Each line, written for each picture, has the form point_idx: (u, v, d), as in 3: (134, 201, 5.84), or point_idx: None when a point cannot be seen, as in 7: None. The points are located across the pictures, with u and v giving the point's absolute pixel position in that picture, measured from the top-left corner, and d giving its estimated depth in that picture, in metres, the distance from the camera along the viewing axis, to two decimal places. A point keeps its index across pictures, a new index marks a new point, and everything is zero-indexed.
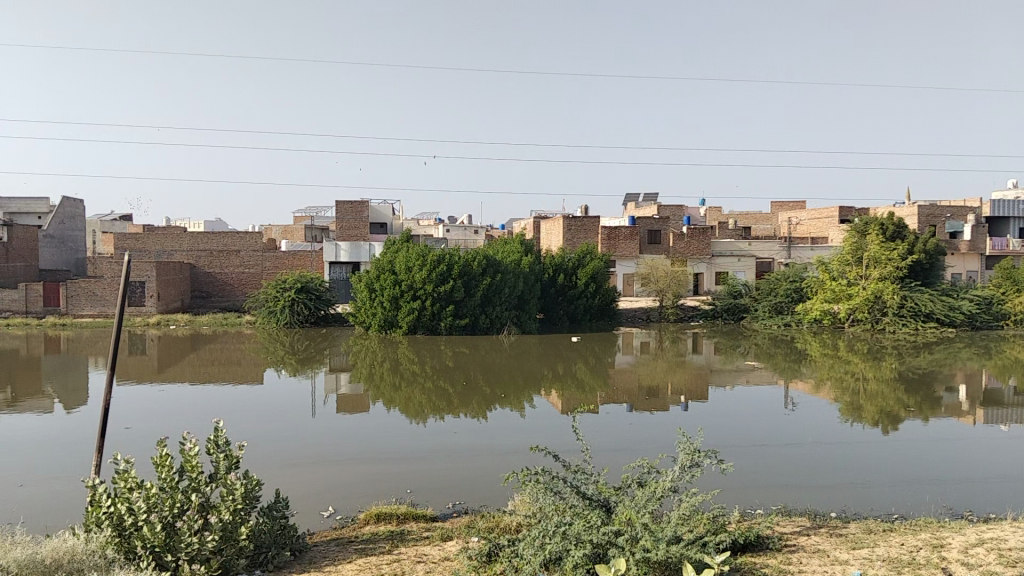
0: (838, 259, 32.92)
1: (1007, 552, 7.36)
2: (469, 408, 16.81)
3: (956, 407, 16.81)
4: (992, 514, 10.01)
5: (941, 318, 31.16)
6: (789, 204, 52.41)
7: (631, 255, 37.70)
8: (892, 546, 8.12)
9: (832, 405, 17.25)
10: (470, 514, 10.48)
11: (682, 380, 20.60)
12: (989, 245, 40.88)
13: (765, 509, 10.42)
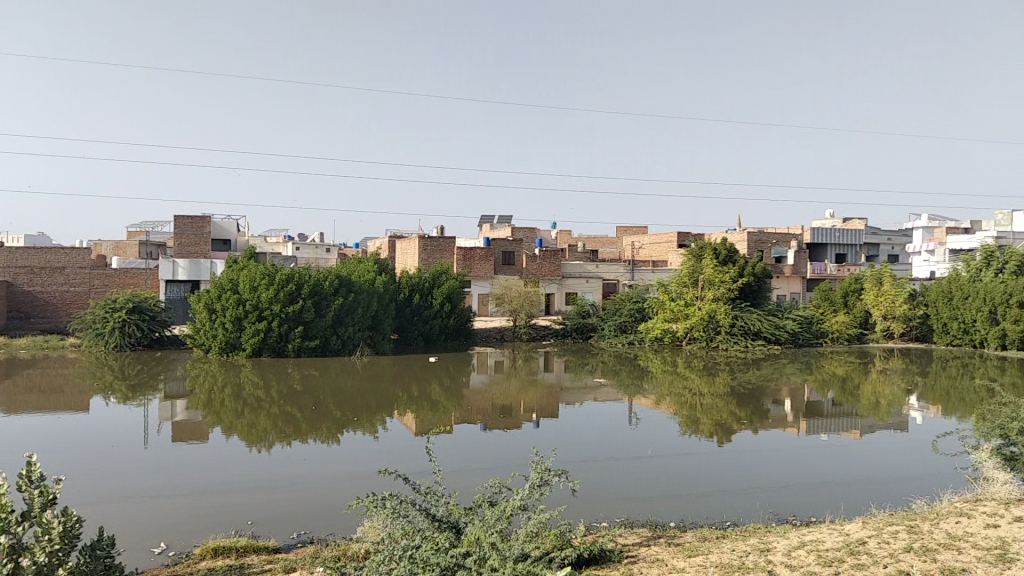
0: (677, 281, 34.73)
1: (824, 553, 7.88)
2: (318, 433, 16.26)
3: (782, 419, 18.10)
4: (812, 518, 10.82)
5: (768, 335, 33.66)
6: (634, 229, 54.96)
7: (485, 275, 38.08)
8: (723, 552, 8.56)
9: (672, 419, 18.09)
10: (316, 543, 10.09)
11: (533, 398, 20.94)
12: (809, 270, 44.59)
13: (609, 522, 10.74)
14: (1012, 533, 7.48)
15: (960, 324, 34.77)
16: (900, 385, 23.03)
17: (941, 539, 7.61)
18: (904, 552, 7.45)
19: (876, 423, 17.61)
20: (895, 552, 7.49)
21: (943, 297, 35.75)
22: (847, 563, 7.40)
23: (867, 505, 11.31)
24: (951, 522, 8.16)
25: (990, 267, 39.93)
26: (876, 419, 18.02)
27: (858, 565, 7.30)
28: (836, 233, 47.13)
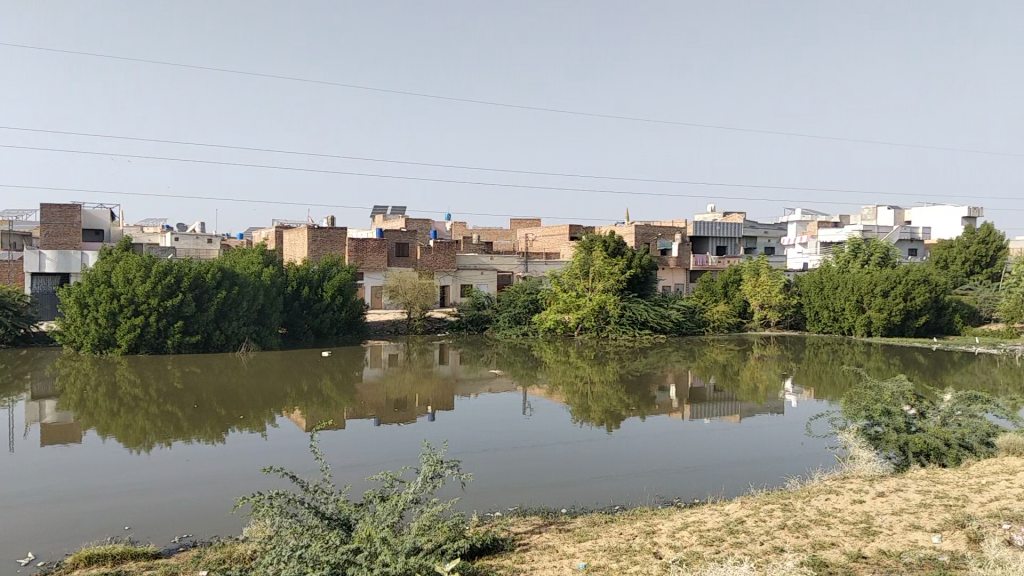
0: (569, 272, 35.34)
1: (706, 532, 8.24)
2: (201, 432, 15.62)
3: (668, 405, 18.78)
4: (696, 500, 11.26)
5: (654, 325, 34.86)
6: (527, 221, 55.53)
7: (378, 267, 37.56)
8: (611, 536, 8.81)
9: (565, 408, 18.42)
10: (199, 547, 9.69)
11: (428, 391, 20.84)
12: (692, 261, 46.39)
13: (502, 511, 10.83)
14: (875, 508, 7.99)
15: (831, 312, 37.03)
16: (775, 370, 24.38)
17: (812, 516, 8.05)
18: (780, 530, 7.83)
19: (755, 407, 18.52)
20: (771, 529, 7.89)
21: (814, 288, 37.96)
22: (727, 542, 7.75)
23: (746, 485, 11.89)
24: (822, 498, 8.67)
25: (856, 259, 42.74)
26: (755, 404, 18.98)
27: (738, 543, 7.64)
28: (718, 226, 49.18)
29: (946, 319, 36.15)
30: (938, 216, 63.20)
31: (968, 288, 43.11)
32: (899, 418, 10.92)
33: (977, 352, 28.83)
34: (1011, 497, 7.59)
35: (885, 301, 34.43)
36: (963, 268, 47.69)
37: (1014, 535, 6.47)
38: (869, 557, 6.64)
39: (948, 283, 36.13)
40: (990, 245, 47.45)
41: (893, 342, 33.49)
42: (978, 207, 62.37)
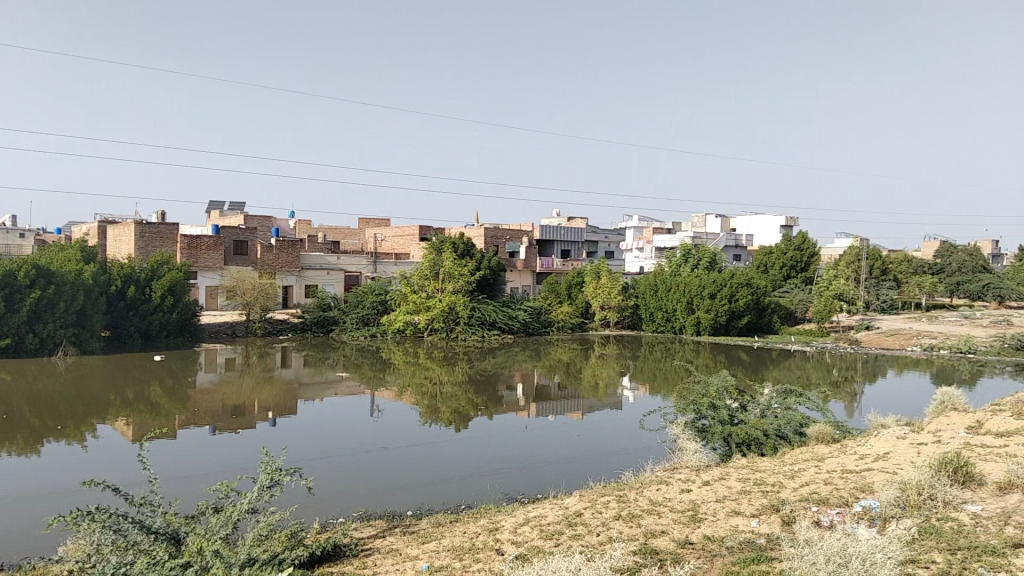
0: (418, 274, 35.17)
1: (546, 527, 8.46)
2: (11, 445, 14.22)
3: (514, 404, 19.15)
4: (538, 495, 11.55)
5: (503, 325, 35.52)
6: (375, 221, 54.78)
7: (215, 266, 35.69)
8: (455, 536, 8.86)
9: (413, 409, 18.34)
10: (7, 570, 8.82)
11: (269, 396, 20.09)
12: (539, 264, 47.58)
13: (346, 517, 10.62)
14: (701, 496, 8.50)
15: (665, 313, 39.12)
16: (614, 368, 25.45)
17: (645, 506, 8.46)
18: (615, 521, 8.16)
19: (596, 404, 19.24)
20: (606, 521, 8.21)
21: (650, 290, 39.98)
22: (566, 535, 7.99)
23: (586, 480, 12.35)
24: (654, 489, 9.15)
25: (689, 263, 45.42)
26: (596, 400, 19.75)
27: (575, 535, 7.90)
28: (563, 230, 50.78)
29: (766, 319, 39.21)
30: (759, 224, 68.52)
31: (785, 291, 46.99)
32: (724, 412, 11.74)
33: (792, 350, 31.46)
34: (818, 481, 8.30)
35: (712, 303, 36.85)
36: (781, 273, 51.85)
37: (820, 515, 7.05)
38: (696, 543, 7.07)
39: (768, 286, 39.27)
40: (803, 252, 51.96)
41: (720, 341, 35.89)
42: (793, 217, 68.16)
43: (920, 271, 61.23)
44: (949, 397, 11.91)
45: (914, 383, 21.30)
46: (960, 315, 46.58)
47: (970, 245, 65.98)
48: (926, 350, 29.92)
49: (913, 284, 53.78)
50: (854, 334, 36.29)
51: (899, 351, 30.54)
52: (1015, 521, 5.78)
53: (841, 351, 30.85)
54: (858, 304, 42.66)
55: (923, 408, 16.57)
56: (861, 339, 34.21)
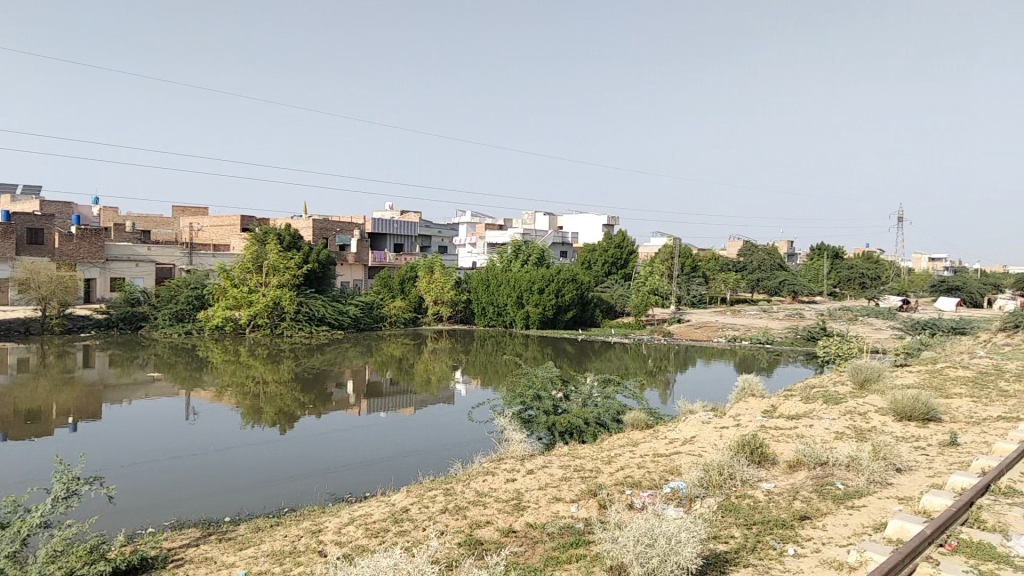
0: (239, 266, 33.50)
1: (371, 525, 8.31)
2: None
3: (343, 401, 18.69)
4: (365, 493, 11.36)
5: (331, 321, 34.66)
6: (192, 209, 51.57)
7: (4, 256, 32.13)
8: (275, 540, 8.51)
9: (233, 410, 17.40)
10: None
11: (69, 399, 18.33)
12: (370, 258, 46.86)
13: (156, 526, 9.93)
14: (525, 485, 8.69)
15: (495, 308, 39.75)
16: (446, 362, 25.54)
17: (471, 498, 8.48)
18: (440, 514, 8.11)
19: (427, 398, 19.20)
20: (432, 514, 8.14)
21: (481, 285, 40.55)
22: (391, 532, 7.86)
23: (414, 475, 12.29)
24: (479, 480, 9.21)
25: (519, 258, 46.46)
26: (427, 395, 19.72)
27: (401, 531, 7.78)
28: (394, 224, 50.31)
29: (590, 313, 41.01)
30: (584, 222, 71.52)
31: (607, 286, 49.28)
32: (547, 402, 12.10)
33: (614, 341, 33.03)
34: (632, 465, 8.73)
35: (540, 298, 38.01)
36: (603, 269, 54.24)
37: (634, 497, 7.40)
38: (518, 531, 7.20)
39: (591, 282, 41.17)
40: (623, 250, 54.87)
41: (547, 334, 37.08)
42: (615, 216, 71.76)
43: (727, 268, 66.42)
44: (750, 383, 12.96)
45: (721, 371, 23.01)
46: (760, 309, 51.01)
47: (768, 246, 72.42)
48: (731, 341, 32.48)
49: (720, 280, 58.19)
50: (669, 327, 38.76)
51: (708, 341, 32.94)
52: (802, 496, 6.36)
53: (658, 342, 32.83)
54: (672, 299, 45.67)
55: (729, 395, 17.97)
56: (675, 331, 36.57)
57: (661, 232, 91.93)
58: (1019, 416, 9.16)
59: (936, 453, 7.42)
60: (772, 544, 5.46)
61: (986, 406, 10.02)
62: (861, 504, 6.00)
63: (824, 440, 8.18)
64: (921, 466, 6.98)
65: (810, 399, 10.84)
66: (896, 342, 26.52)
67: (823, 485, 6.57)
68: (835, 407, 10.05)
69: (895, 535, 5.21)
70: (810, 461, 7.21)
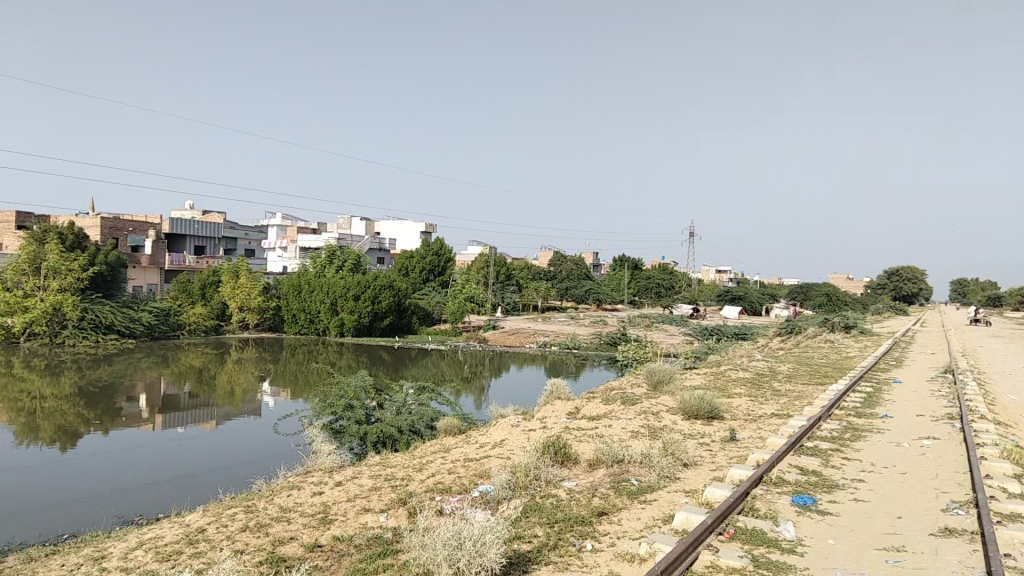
0: (13, 268, 30.09)
1: (163, 547, 7.68)
2: None
3: (136, 416, 17.28)
4: (158, 514, 10.61)
5: (121, 329, 31.91)
6: None
7: None
8: (51, 570, 7.68)
9: (4, 429, 15.53)
10: None
11: None
12: (168, 260, 43.86)
13: None
14: (332, 497, 8.44)
15: (307, 314, 38.48)
16: (251, 373, 24.37)
17: (274, 514, 8.10)
18: (240, 532, 7.66)
19: (231, 411, 18.18)
20: (231, 533, 7.67)
21: (292, 290, 39.18)
22: (185, 554, 7.29)
23: (213, 493, 11.63)
24: (284, 495, 8.80)
25: (333, 264, 45.37)
26: (231, 407, 18.69)
27: (196, 553, 7.25)
28: (195, 224, 47.46)
29: (406, 320, 40.88)
30: (400, 229, 71.33)
31: (424, 293, 49.35)
32: (359, 412, 11.85)
33: (429, 349, 33.07)
34: (443, 471, 8.74)
35: (356, 304, 37.38)
36: (420, 276, 54.19)
37: (443, 502, 7.39)
38: (324, 545, 6.97)
39: (408, 289, 41.09)
40: (440, 258, 55.28)
41: (362, 341, 36.49)
42: (432, 224, 72.23)
43: (539, 278, 68.78)
44: (557, 387, 13.41)
45: (531, 376, 23.72)
46: (570, 315, 53.28)
47: (577, 256, 75.96)
48: (542, 346, 33.62)
49: (533, 288, 60.10)
50: (483, 333, 39.47)
51: (520, 347, 33.88)
52: (601, 493, 6.66)
53: (472, 349, 33.29)
54: (487, 306, 46.64)
55: (537, 398, 18.57)
56: (489, 337, 37.29)
57: (476, 241, 93.68)
58: (787, 412, 10.21)
59: (719, 448, 8.08)
60: (572, 541, 5.65)
61: (760, 403, 11.08)
62: (652, 498, 6.39)
63: (622, 438, 8.64)
64: (706, 461, 7.56)
65: (610, 400, 11.43)
66: (686, 346, 28.68)
67: (620, 482, 6.92)
68: (632, 407, 10.67)
69: (681, 525, 5.58)
70: (608, 459, 7.57)
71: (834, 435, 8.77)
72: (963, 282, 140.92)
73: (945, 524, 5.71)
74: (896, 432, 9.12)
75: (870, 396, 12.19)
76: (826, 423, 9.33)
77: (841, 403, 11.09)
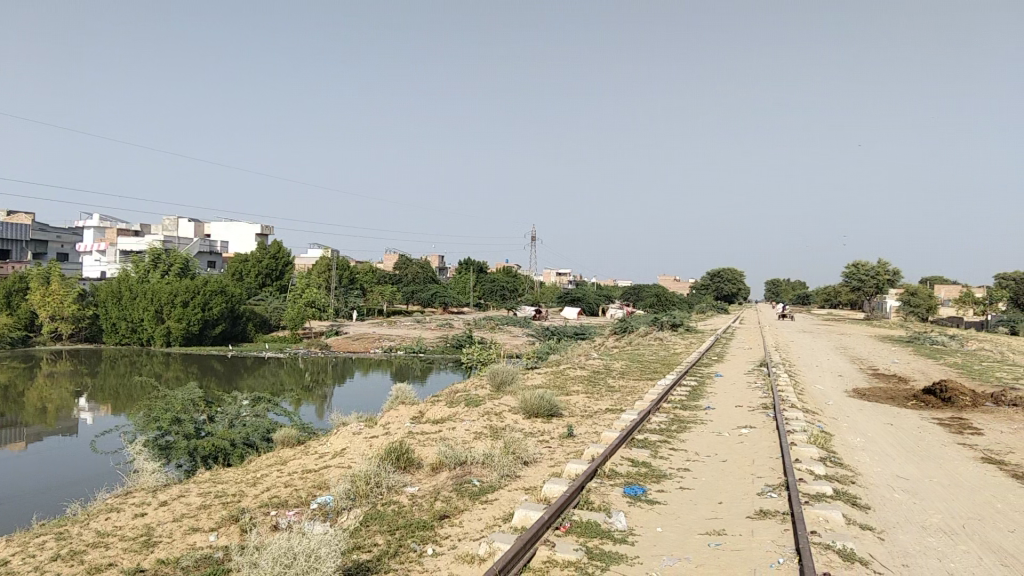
0: None
1: None
2: None
3: None
4: None
5: None
6: None
7: None
8: None
9: None
10: None
11: None
12: None
13: None
14: (157, 518, 7.91)
15: (129, 324, 35.91)
16: (67, 388, 22.41)
17: (89, 540, 7.47)
18: (51, 562, 6.99)
19: (43, 430, 16.61)
20: (40, 564, 6.98)
21: (111, 297, 36.46)
22: None
23: (21, 521, 10.55)
24: (102, 519, 8.13)
25: (159, 269, 42.68)
26: (43, 426, 17.08)
27: None
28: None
29: (240, 328, 39.11)
30: (233, 231, 68.42)
31: (261, 299, 47.45)
32: (189, 426, 11.18)
33: (267, 357, 31.80)
34: (279, 484, 8.41)
35: (184, 311, 35.33)
36: (257, 280, 52.14)
37: (280, 517, 7.10)
38: (148, 570, 6.49)
39: (241, 295, 39.38)
40: (277, 261, 53.72)
41: (192, 351, 34.54)
42: (269, 227, 69.86)
43: (383, 281, 68.09)
44: (401, 392, 13.30)
45: (372, 382, 23.41)
46: (414, 319, 53.03)
47: (420, 261, 75.98)
48: (386, 351, 33.30)
49: (377, 293, 59.37)
50: (324, 340, 38.52)
51: (363, 353, 33.36)
52: (442, 496, 6.66)
53: (312, 356, 32.35)
54: (328, 311, 45.58)
55: (379, 405, 18.31)
56: (330, 344, 36.43)
57: (316, 245, 91.40)
58: (621, 407, 10.67)
59: (557, 445, 8.31)
60: (412, 547, 5.59)
61: (597, 400, 11.50)
62: (493, 498, 6.46)
63: (464, 440, 8.69)
64: (544, 458, 7.75)
65: (453, 403, 11.46)
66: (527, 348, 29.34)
67: (462, 484, 6.94)
68: (475, 409, 10.74)
69: (520, 522, 5.67)
70: (450, 462, 7.57)
71: (663, 427, 9.26)
72: (777, 282, 153.31)
73: (759, 507, 6.16)
74: (718, 422, 9.77)
75: (695, 389, 13.00)
76: (656, 417, 9.82)
77: (670, 397, 11.72)
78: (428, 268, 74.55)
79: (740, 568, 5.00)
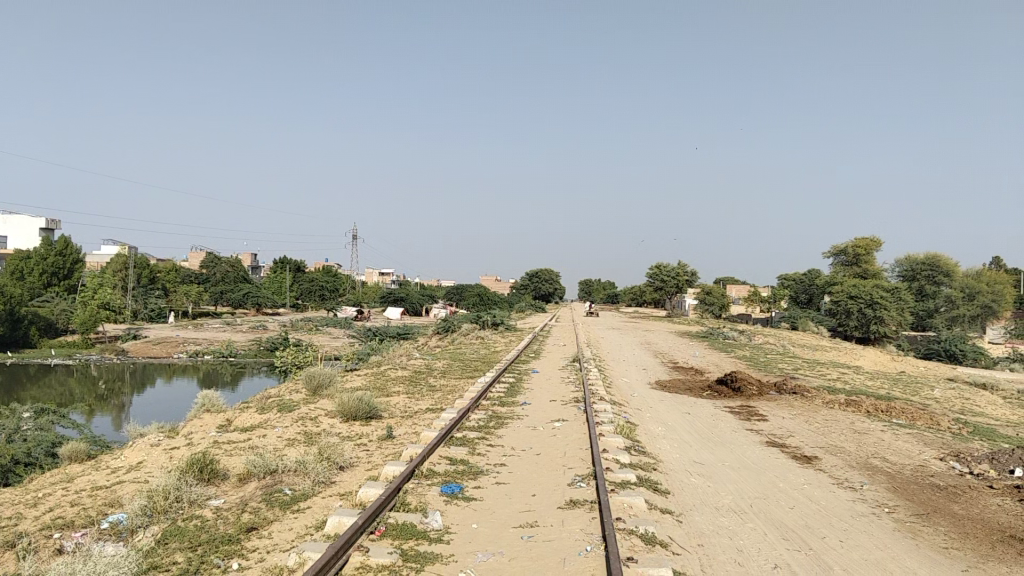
0: None
1: None
2: None
3: None
4: None
5: None
6: None
7: None
8: None
9: None
10: None
11: None
12: None
13: None
14: None
15: None
16: None
17: None
18: None
19: None
20: None
21: None
22: None
23: None
24: None
25: None
26: None
27: None
28: None
29: (21, 332, 35.28)
30: (12, 226, 62.04)
31: (46, 298, 43.19)
32: None
33: (52, 364, 28.98)
34: (64, 504, 7.69)
35: None
36: (42, 279, 47.49)
37: (64, 539, 6.47)
38: None
39: (21, 296, 35.72)
40: (66, 258, 49.47)
41: None
42: (55, 222, 64.02)
43: (188, 282, 64.34)
44: (208, 398, 12.59)
45: (175, 390, 21.93)
46: (223, 321, 50.43)
47: (231, 260, 72.67)
48: (192, 355, 31.45)
49: (181, 293, 55.88)
50: (120, 344, 35.77)
51: (166, 358, 31.16)
52: (251, 507, 6.37)
53: (107, 362, 29.93)
54: (124, 314, 42.31)
55: (183, 413, 17.28)
56: (127, 349, 33.63)
57: (111, 243, 84.53)
58: (440, 406, 10.73)
59: (374, 447, 8.20)
60: (215, 562, 5.29)
61: (416, 400, 11.50)
62: (305, 506, 6.27)
63: (275, 448, 8.37)
64: (361, 462, 7.64)
65: (265, 409, 11.02)
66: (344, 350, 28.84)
67: (272, 493, 6.68)
68: (288, 415, 10.38)
69: (333, 530, 5.53)
70: (259, 471, 7.26)
71: (480, 424, 9.41)
72: (588, 280, 160.12)
73: (569, 497, 6.42)
74: (532, 417, 10.07)
75: (512, 386, 13.31)
76: (474, 414, 9.96)
77: (488, 394, 11.92)
78: (239, 267, 71.48)
79: (551, 558, 5.17)
